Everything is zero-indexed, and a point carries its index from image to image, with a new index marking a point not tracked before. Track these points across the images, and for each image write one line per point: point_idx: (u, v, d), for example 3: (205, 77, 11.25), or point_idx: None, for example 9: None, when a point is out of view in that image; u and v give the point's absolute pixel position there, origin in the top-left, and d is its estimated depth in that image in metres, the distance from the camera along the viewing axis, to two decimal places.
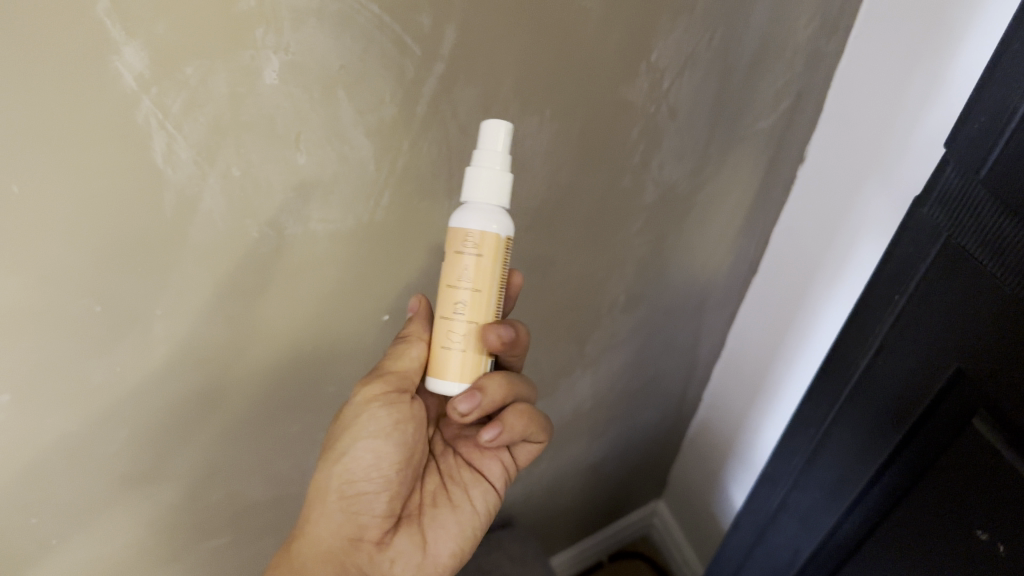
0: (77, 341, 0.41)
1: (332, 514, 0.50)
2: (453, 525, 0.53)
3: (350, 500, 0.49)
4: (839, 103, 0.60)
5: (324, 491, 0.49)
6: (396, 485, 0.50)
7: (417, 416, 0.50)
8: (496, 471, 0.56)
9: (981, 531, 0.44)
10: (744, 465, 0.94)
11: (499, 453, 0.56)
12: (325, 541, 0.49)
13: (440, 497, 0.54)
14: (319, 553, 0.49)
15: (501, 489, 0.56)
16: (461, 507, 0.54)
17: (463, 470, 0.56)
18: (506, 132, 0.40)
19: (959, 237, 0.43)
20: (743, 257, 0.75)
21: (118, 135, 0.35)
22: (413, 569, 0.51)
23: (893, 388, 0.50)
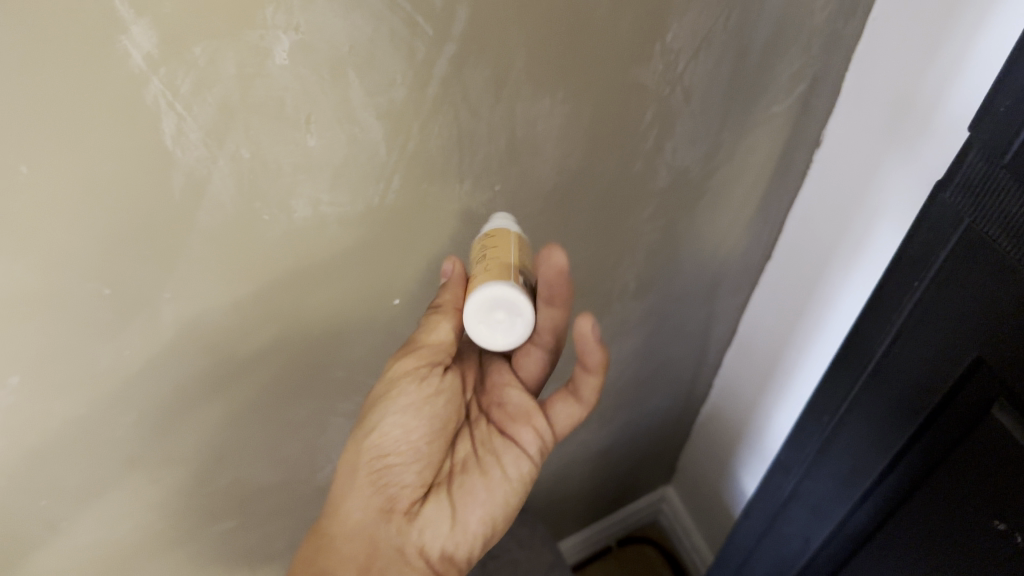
0: (86, 324, 0.41)
1: (361, 489, 0.51)
2: (484, 492, 0.53)
3: (379, 473, 0.51)
4: (858, 86, 0.58)
5: (353, 466, 0.51)
6: (425, 456, 0.52)
7: (445, 390, 0.52)
8: (528, 437, 0.54)
9: (998, 522, 0.45)
10: (755, 452, 0.94)
11: (532, 419, 0.54)
12: (353, 517, 0.51)
13: (470, 465, 0.54)
14: (351, 530, 0.51)
15: (537, 456, 0.55)
16: (491, 474, 0.54)
17: (495, 438, 0.55)
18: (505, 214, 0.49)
19: (982, 224, 0.42)
20: (757, 242, 0.74)
21: (126, 115, 0.34)
22: (442, 538, 0.52)
23: (909, 377, 0.50)
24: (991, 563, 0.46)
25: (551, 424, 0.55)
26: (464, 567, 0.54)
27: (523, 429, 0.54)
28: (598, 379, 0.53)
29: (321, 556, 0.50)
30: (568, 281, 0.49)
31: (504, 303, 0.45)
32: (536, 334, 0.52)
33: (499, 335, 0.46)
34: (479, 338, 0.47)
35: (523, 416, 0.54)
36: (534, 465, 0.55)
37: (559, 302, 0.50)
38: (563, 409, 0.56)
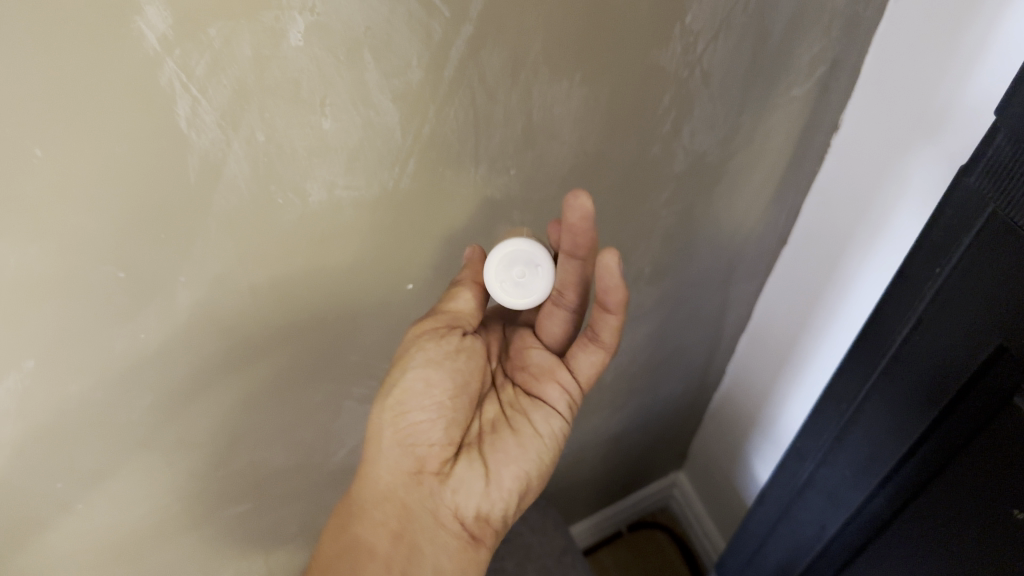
0: (101, 308, 0.41)
1: (389, 451, 0.52)
2: (516, 449, 0.54)
3: (404, 433, 0.51)
4: (879, 70, 0.58)
5: (379, 428, 0.52)
6: (452, 415, 0.53)
7: (466, 348, 0.53)
8: (555, 394, 0.56)
9: (1018, 512, 0.44)
10: (769, 439, 0.93)
11: (556, 375, 0.56)
12: (385, 479, 0.52)
13: (500, 425, 0.55)
14: (381, 493, 0.52)
15: (566, 411, 0.57)
16: (522, 432, 0.55)
17: (524, 399, 0.57)
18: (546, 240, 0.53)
19: (1006, 209, 0.41)
20: (773, 228, 0.74)
21: (141, 98, 0.34)
22: (476, 496, 0.53)
23: (929, 364, 0.49)
24: (1010, 552, 0.46)
25: (577, 377, 0.57)
26: (500, 525, 0.54)
27: (549, 386, 0.56)
28: (618, 319, 0.53)
29: (353, 521, 0.53)
30: (593, 226, 0.47)
31: (522, 256, 0.49)
32: (561, 289, 0.53)
33: (523, 294, 0.49)
34: (503, 302, 0.50)
35: (547, 373, 0.56)
36: (564, 421, 0.57)
37: (584, 251, 0.50)
38: (586, 358, 0.56)
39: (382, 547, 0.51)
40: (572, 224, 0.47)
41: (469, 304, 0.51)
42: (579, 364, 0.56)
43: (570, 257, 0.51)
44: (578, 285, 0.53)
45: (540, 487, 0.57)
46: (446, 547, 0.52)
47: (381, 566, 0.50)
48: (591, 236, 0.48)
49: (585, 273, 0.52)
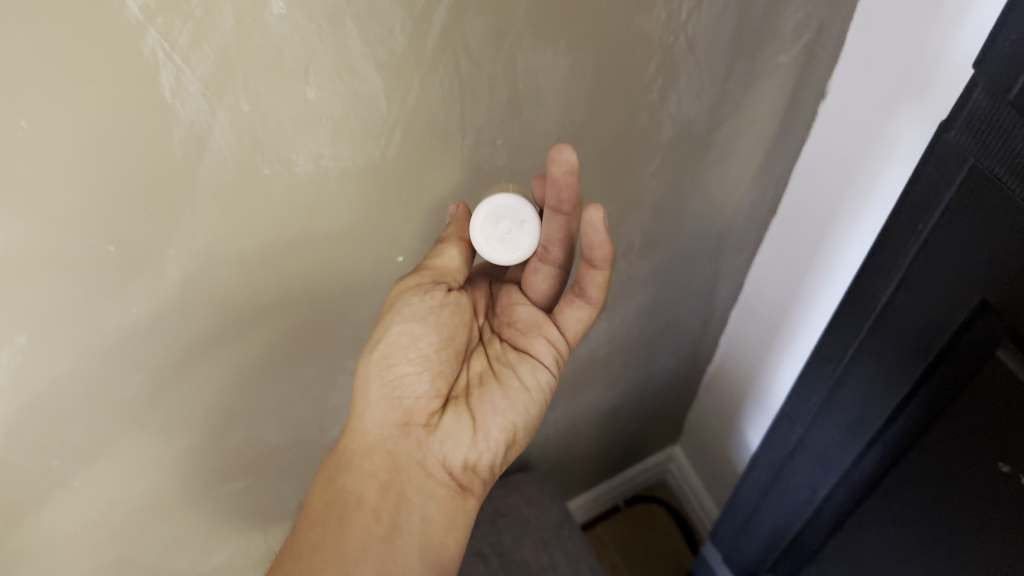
0: (91, 282, 0.41)
1: (376, 403, 0.52)
2: (503, 401, 0.55)
3: (390, 386, 0.52)
4: (863, 33, 0.58)
5: (366, 382, 0.52)
6: (437, 368, 0.53)
7: (450, 303, 0.53)
8: (542, 348, 0.57)
9: (1003, 464, 0.45)
10: (761, 408, 0.94)
11: (544, 330, 0.57)
12: (372, 432, 0.53)
13: (487, 378, 0.56)
14: (368, 445, 0.52)
15: (553, 365, 0.57)
16: (509, 384, 0.56)
17: (510, 353, 0.57)
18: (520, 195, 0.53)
19: (986, 163, 0.41)
20: (762, 197, 0.74)
21: (124, 68, 0.34)
22: (463, 447, 0.53)
23: (914, 324, 0.50)
24: (995, 505, 0.47)
25: (563, 332, 0.58)
26: (487, 475, 0.55)
27: (537, 340, 0.57)
28: (605, 275, 0.53)
29: (342, 473, 0.52)
30: (577, 180, 0.47)
31: (508, 212, 0.49)
32: (547, 245, 0.53)
33: (510, 251, 0.50)
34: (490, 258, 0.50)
35: (534, 329, 0.57)
36: (550, 375, 0.57)
37: (568, 206, 0.49)
38: (572, 314, 0.57)
39: (370, 497, 0.51)
40: (557, 179, 0.47)
41: (456, 260, 0.51)
42: (566, 319, 0.57)
43: (555, 214, 0.50)
44: (564, 239, 0.52)
45: (526, 438, 0.58)
46: (434, 496, 0.53)
47: (368, 515, 0.50)
48: (575, 190, 0.48)
49: (569, 227, 0.51)
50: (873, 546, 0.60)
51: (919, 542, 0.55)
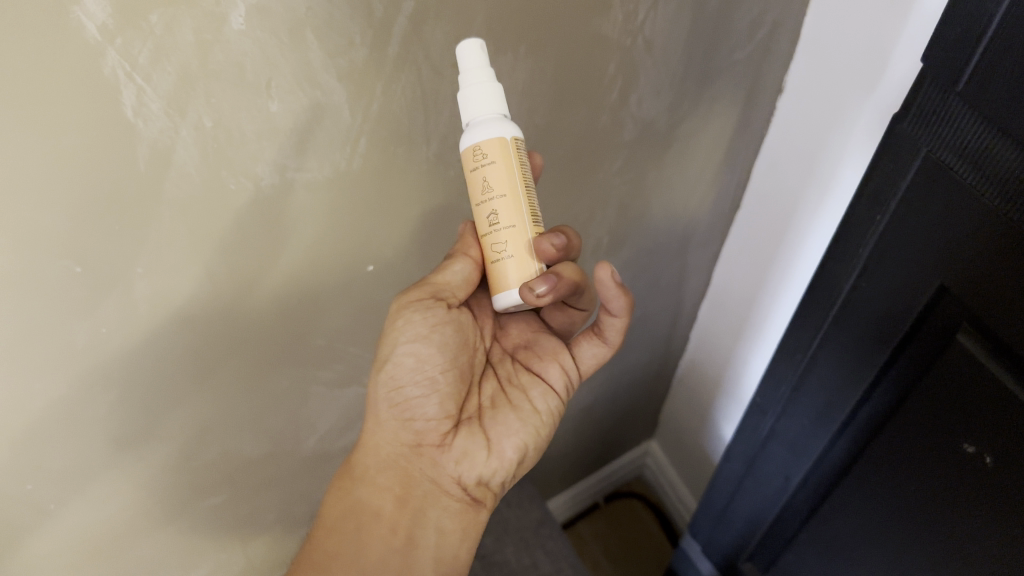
0: (59, 303, 0.41)
1: (387, 425, 0.52)
2: (516, 423, 0.55)
3: (401, 409, 0.52)
4: (816, 29, 0.59)
5: (376, 403, 0.52)
6: (446, 390, 0.53)
7: (452, 320, 0.51)
8: (555, 373, 0.57)
9: (968, 445, 0.46)
10: (732, 399, 0.96)
11: (560, 357, 0.58)
12: (384, 449, 0.53)
13: (499, 401, 0.56)
14: (381, 461, 0.53)
15: (563, 390, 0.58)
16: (521, 407, 0.56)
17: (522, 375, 0.58)
18: (480, 48, 0.41)
19: (938, 152, 0.42)
20: (725, 191, 0.75)
21: (85, 88, 0.34)
22: (478, 466, 0.54)
23: (876, 311, 0.51)
24: (961, 485, 0.48)
25: (577, 364, 0.59)
26: (499, 491, 0.56)
27: (551, 365, 0.57)
28: (624, 322, 0.54)
29: (357, 485, 0.53)
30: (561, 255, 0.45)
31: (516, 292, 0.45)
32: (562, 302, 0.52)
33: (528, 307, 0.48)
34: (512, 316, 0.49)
35: (550, 354, 0.58)
36: (560, 400, 0.58)
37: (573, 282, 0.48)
38: (588, 349, 0.58)
39: (387, 510, 0.53)
40: (540, 273, 0.45)
41: (459, 275, 0.50)
42: (582, 352, 0.58)
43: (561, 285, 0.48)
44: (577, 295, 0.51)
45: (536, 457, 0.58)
46: (448, 509, 0.54)
47: (384, 528, 0.52)
48: (567, 282, 0.46)
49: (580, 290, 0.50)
50: (845, 529, 0.62)
51: (892, 525, 0.56)
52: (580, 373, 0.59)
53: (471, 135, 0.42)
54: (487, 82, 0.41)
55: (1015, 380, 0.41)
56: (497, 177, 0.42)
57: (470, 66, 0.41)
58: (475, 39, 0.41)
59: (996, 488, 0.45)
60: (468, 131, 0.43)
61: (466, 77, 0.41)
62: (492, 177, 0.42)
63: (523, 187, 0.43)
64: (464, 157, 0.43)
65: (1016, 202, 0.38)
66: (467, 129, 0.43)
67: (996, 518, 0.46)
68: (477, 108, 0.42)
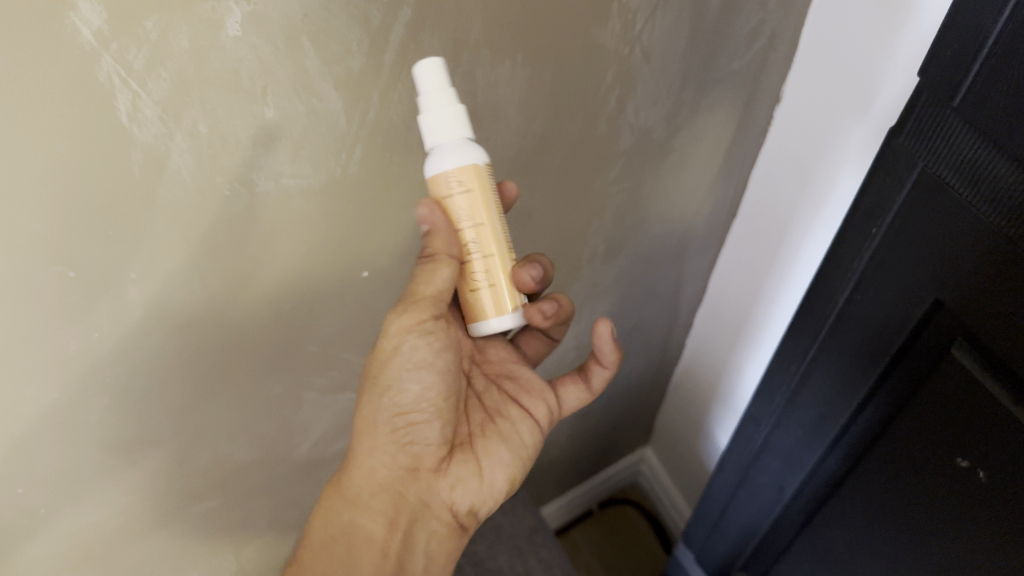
0: (51, 308, 0.41)
1: (383, 446, 0.52)
2: (506, 453, 0.56)
3: (400, 433, 0.51)
4: (813, 42, 0.59)
5: (372, 424, 0.51)
6: (446, 416, 0.52)
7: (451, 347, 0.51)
8: (541, 409, 0.59)
9: (962, 459, 0.46)
10: (728, 408, 0.95)
11: (545, 394, 0.59)
12: (379, 473, 0.52)
13: (488, 429, 0.56)
14: (375, 484, 0.52)
15: (546, 426, 0.59)
16: (510, 438, 0.57)
17: (509, 406, 0.58)
18: (438, 71, 0.39)
19: (934, 166, 0.42)
20: (722, 200, 0.75)
21: (79, 94, 0.34)
22: (471, 493, 0.54)
23: (871, 325, 0.51)
24: (955, 500, 0.48)
25: (559, 402, 0.60)
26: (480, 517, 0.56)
27: (538, 401, 0.59)
28: (611, 371, 0.58)
29: (347, 506, 0.52)
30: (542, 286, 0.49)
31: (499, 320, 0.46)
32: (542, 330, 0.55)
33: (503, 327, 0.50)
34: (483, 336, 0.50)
35: (537, 390, 0.59)
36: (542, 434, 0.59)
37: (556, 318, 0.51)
38: (572, 391, 0.60)
39: (378, 534, 0.51)
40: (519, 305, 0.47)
41: None
42: (565, 392, 0.60)
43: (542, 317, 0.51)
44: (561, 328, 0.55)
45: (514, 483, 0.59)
46: (435, 534, 0.54)
47: (377, 552, 0.51)
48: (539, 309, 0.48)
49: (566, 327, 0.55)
50: (840, 541, 0.62)
51: (885, 539, 0.56)
52: (560, 412, 0.60)
53: (442, 164, 0.42)
54: (450, 103, 0.40)
55: (1011, 397, 0.41)
56: (472, 206, 0.43)
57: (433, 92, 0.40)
58: (434, 57, 0.39)
59: (990, 503, 0.45)
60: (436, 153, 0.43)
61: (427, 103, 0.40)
62: (467, 205, 0.43)
63: (496, 214, 0.45)
64: (432, 183, 0.44)
65: (1014, 220, 0.38)
66: (432, 151, 0.43)
67: (992, 535, 0.46)
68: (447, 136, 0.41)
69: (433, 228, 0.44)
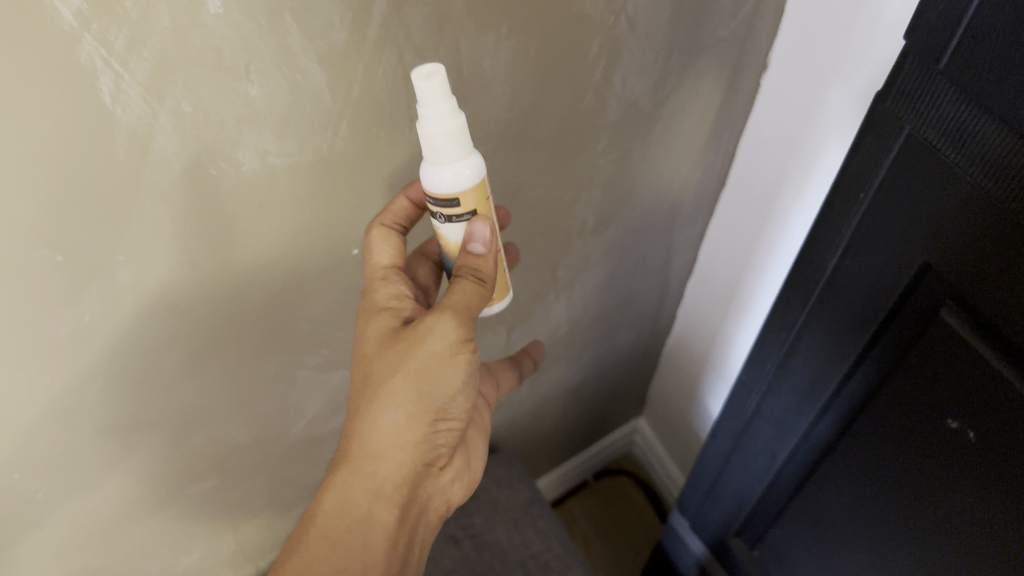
0: (41, 293, 0.41)
1: (415, 441, 0.47)
2: (479, 447, 0.59)
3: (437, 433, 0.48)
4: (798, 8, 0.59)
5: (408, 418, 0.46)
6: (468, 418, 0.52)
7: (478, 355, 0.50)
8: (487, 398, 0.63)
9: (952, 421, 0.47)
10: (719, 376, 0.96)
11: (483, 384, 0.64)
12: (405, 467, 0.47)
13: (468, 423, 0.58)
14: (400, 476, 0.47)
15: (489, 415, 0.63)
16: (478, 432, 0.60)
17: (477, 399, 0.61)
18: (444, 90, 0.39)
19: (921, 129, 0.42)
20: (711, 170, 0.75)
21: (61, 76, 0.33)
22: (461, 488, 0.55)
23: (860, 289, 0.51)
24: (946, 461, 0.49)
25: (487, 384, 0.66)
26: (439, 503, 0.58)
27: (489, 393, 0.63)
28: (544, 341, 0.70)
29: (364, 494, 0.46)
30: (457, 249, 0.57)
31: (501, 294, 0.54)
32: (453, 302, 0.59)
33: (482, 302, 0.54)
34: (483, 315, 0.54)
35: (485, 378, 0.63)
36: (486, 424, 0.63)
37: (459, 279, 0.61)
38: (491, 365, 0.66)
39: (393, 527, 0.47)
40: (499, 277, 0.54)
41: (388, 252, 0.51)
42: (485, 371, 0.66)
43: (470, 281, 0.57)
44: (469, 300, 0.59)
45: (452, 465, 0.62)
46: (427, 525, 0.53)
47: (390, 546, 0.47)
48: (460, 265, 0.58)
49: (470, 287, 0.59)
50: (832, 505, 0.62)
51: (877, 501, 0.57)
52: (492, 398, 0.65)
53: (445, 177, 0.42)
54: (452, 118, 0.40)
55: (1009, 363, 0.41)
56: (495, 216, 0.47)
57: (432, 106, 0.39)
58: (438, 75, 0.39)
59: (981, 463, 0.46)
60: (429, 162, 0.43)
61: (427, 114, 0.40)
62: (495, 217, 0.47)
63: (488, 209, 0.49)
64: (468, 205, 0.44)
65: (1006, 183, 0.38)
66: (426, 162, 0.43)
67: (989, 499, 0.46)
68: (445, 151, 0.41)
69: (487, 253, 0.47)
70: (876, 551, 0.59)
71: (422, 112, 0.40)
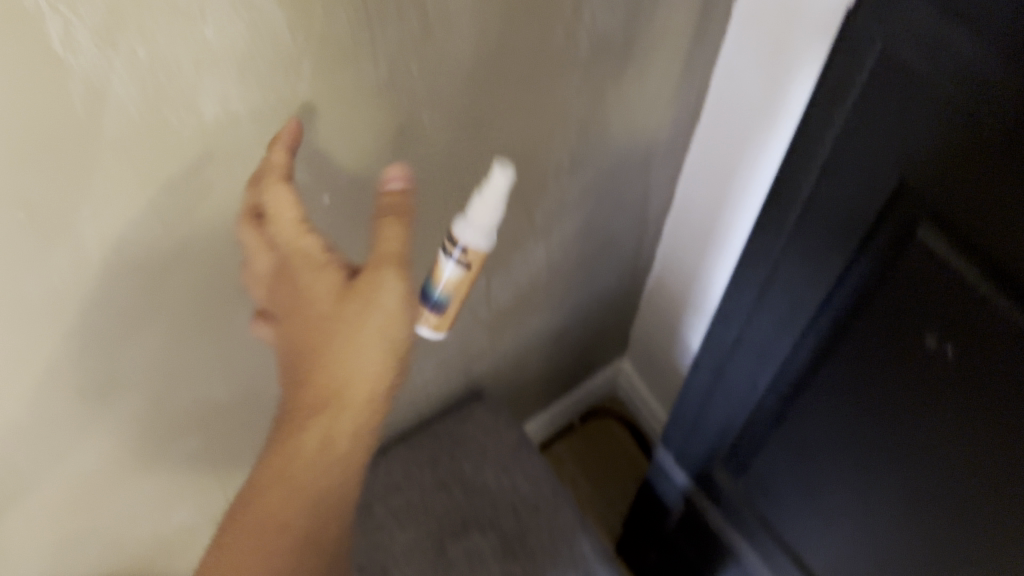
0: (5, 254, 0.40)
1: (389, 374, 0.50)
2: None
3: (393, 382, 0.51)
4: None
5: (363, 366, 0.49)
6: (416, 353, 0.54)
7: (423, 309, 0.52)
8: None
9: (931, 338, 0.47)
10: (700, 312, 0.96)
11: None
12: (364, 421, 0.50)
13: None
14: (365, 417, 0.50)
15: None
16: None
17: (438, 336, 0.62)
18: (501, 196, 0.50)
19: (895, 46, 0.42)
20: (686, 104, 0.74)
21: (8, 24, 0.32)
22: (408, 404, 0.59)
23: (838, 213, 0.51)
24: (926, 378, 0.49)
25: None
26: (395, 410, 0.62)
27: None
28: None
29: (324, 442, 0.49)
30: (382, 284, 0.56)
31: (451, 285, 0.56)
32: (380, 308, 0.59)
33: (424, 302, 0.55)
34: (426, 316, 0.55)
35: None
36: None
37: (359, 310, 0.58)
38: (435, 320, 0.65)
39: (361, 455, 0.51)
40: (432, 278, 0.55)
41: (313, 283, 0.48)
42: None
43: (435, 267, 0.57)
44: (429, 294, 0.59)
45: None
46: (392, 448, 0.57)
47: (354, 477, 0.52)
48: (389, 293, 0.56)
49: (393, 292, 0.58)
50: (813, 431, 0.63)
51: (858, 423, 0.57)
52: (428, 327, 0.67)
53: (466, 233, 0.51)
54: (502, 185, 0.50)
55: (1006, 291, 0.41)
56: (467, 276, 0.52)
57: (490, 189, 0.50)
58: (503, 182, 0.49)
59: (963, 378, 0.46)
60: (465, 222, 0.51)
61: (479, 204, 0.50)
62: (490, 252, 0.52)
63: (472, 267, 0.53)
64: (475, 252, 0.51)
65: (1005, 98, 0.37)
66: (463, 216, 0.51)
67: (983, 423, 0.47)
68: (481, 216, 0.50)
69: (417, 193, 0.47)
70: (862, 475, 0.60)
71: (476, 200, 0.50)
